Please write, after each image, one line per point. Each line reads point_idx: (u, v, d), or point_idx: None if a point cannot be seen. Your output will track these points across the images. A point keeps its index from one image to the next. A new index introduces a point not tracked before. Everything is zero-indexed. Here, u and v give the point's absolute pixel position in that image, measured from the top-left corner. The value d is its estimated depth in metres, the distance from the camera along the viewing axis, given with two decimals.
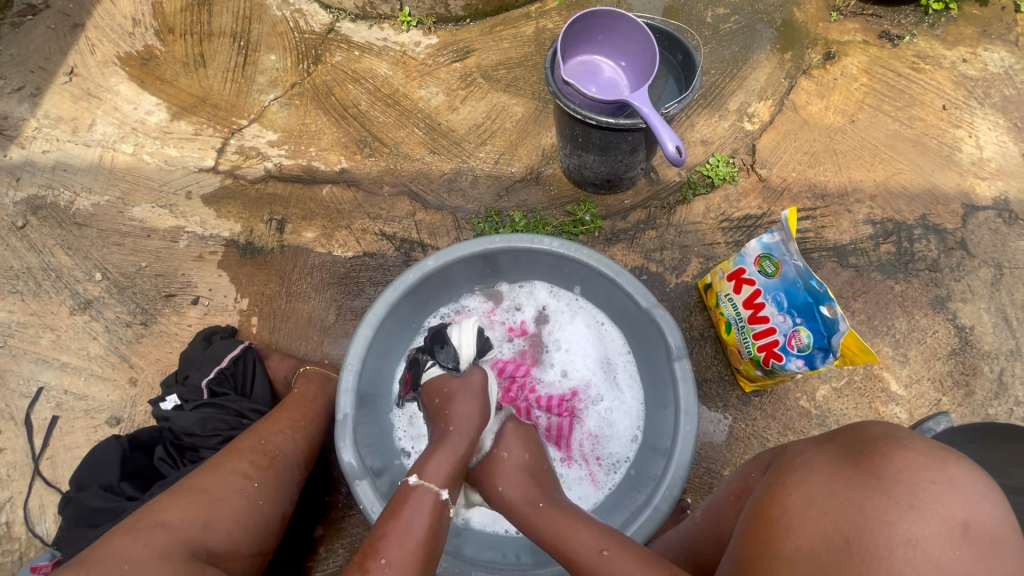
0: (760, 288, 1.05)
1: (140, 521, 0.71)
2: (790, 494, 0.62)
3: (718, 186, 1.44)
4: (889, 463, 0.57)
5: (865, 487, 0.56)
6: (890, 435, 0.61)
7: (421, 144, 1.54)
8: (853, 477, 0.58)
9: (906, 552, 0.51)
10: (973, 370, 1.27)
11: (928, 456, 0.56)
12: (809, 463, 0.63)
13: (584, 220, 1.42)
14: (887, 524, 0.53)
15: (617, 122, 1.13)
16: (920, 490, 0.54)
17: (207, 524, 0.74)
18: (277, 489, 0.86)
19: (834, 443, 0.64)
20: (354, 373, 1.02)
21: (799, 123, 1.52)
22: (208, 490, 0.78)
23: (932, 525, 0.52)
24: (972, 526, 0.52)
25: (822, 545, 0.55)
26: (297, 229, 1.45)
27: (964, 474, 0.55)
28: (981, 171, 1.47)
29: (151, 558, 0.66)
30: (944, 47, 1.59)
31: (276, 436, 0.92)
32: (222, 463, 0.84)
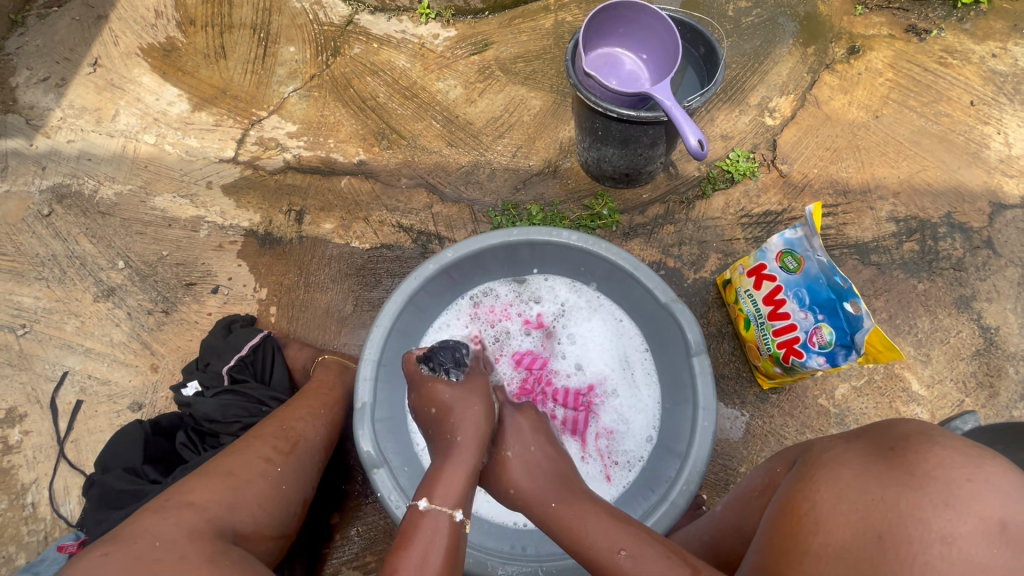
0: (781, 284, 1.04)
1: (170, 500, 0.72)
2: (818, 489, 0.61)
3: (738, 182, 1.42)
4: (923, 460, 0.56)
5: (898, 483, 0.55)
6: (922, 431, 0.60)
7: (438, 137, 1.54)
8: (884, 474, 0.57)
9: (942, 549, 0.50)
10: (997, 372, 1.24)
11: (962, 454, 0.55)
12: (838, 460, 0.62)
13: (602, 214, 1.41)
14: (923, 520, 0.52)
15: (639, 115, 1.12)
16: (956, 486, 0.53)
17: (232, 506, 0.75)
18: (299, 474, 0.87)
19: (864, 439, 0.64)
20: (374, 361, 1.03)
21: (822, 118, 1.50)
22: (233, 473, 0.79)
23: (968, 523, 0.51)
24: (1010, 526, 0.50)
25: (854, 539, 0.55)
26: (315, 221, 1.46)
27: (1000, 473, 0.53)
28: (1009, 169, 1.43)
29: (181, 538, 0.66)
30: (973, 42, 1.56)
31: (297, 422, 0.93)
32: (246, 446, 0.85)
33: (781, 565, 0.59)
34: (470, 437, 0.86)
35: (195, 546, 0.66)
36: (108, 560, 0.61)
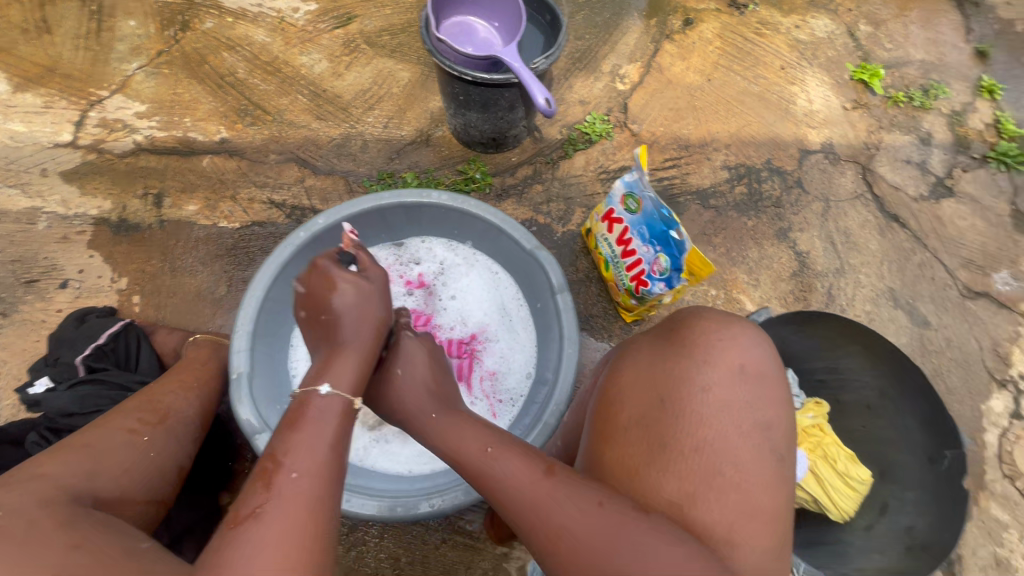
0: (627, 224, 1.18)
1: (12, 475, 0.67)
2: (622, 375, 0.72)
3: (596, 142, 1.56)
4: (691, 332, 0.70)
5: (673, 354, 0.69)
6: (693, 313, 0.74)
7: (305, 111, 1.52)
8: (664, 350, 0.70)
9: (703, 395, 0.64)
10: (809, 288, 1.49)
11: (717, 321, 0.71)
12: (636, 349, 0.75)
13: (475, 178, 1.48)
14: (689, 378, 0.66)
15: (491, 78, 1.20)
16: (711, 348, 0.67)
17: (91, 474, 0.72)
18: (170, 442, 0.85)
19: (655, 329, 0.76)
20: (248, 333, 1.04)
21: (665, 83, 1.68)
22: (92, 445, 0.77)
23: (717, 372, 0.66)
24: (746, 367, 0.67)
25: (645, 406, 0.67)
26: (176, 203, 1.38)
27: (743, 330, 0.70)
28: (812, 121, 1.71)
29: (28, 505, 0.63)
30: (780, 15, 1.82)
31: (166, 396, 0.91)
32: (107, 421, 0.82)
33: (598, 446, 0.69)
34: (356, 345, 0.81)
35: (44, 510, 0.62)
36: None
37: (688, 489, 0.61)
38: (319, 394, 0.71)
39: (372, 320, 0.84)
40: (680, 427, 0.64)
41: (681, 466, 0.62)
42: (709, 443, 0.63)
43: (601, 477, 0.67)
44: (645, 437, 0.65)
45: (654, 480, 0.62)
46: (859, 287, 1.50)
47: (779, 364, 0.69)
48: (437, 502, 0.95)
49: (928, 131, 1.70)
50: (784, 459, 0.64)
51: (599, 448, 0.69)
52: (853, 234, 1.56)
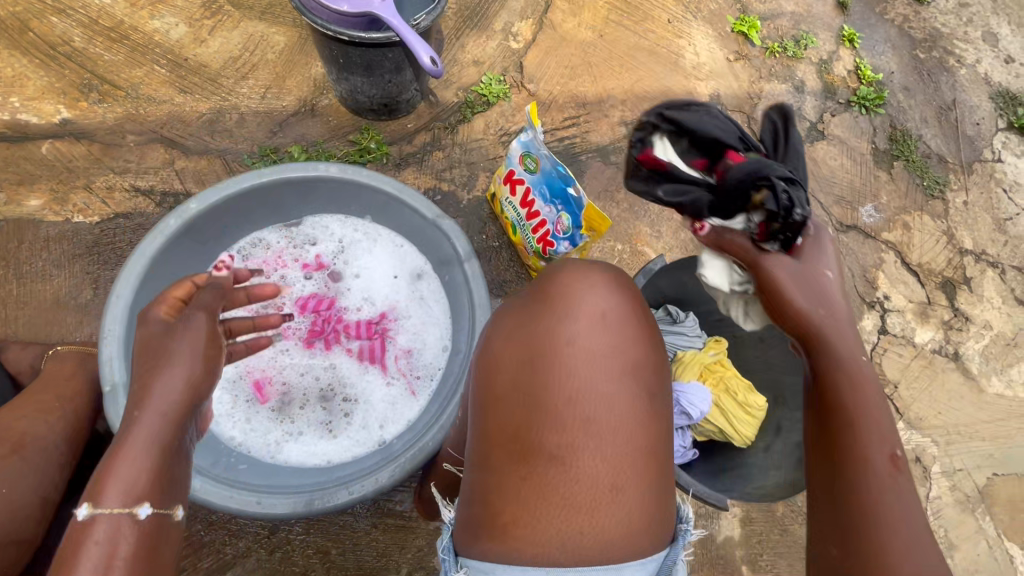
0: (529, 185, 1.17)
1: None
2: (493, 339, 0.68)
3: (494, 104, 1.52)
4: (555, 286, 0.67)
5: (538, 313, 0.66)
6: (554, 268, 0.72)
7: (165, 83, 1.35)
8: (531, 308, 0.67)
9: (569, 348, 0.62)
10: None
11: (576, 273, 0.69)
12: (504, 311, 0.71)
13: (370, 148, 1.40)
14: (554, 333, 0.63)
15: (369, 37, 1.11)
16: (570, 300, 0.65)
17: None
18: (27, 473, 0.77)
19: (524, 288, 0.73)
20: (118, 338, 0.92)
21: (558, 40, 1.67)
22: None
23: (581, 323, 0.64)
24: (609, 314, 0.65)
25: (518, 367, 0.63)
26: (14, 198, 1.19)
27: (601, 277, 0.69)
28: (700, 74, 1.77)
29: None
30: None
31: (19, 420, 0.81)
32: None
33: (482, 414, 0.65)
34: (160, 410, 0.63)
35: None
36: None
37: (568, 440, 0.59)
38: (86, 514, 0.56)
39: (185, 377, 0.66)
40: (554, 381, 0.61)
41: (560, 421, 0.60)
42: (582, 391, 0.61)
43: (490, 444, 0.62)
44: (522, 399, 0.62)
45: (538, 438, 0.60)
46: None
47: (641, 308, 0.69)
48: (353, 489, 0.91)
49: (801, 79, 1.82)
50: (656, 396, 0.64)
51: (484, 415, 0.64)
52: None
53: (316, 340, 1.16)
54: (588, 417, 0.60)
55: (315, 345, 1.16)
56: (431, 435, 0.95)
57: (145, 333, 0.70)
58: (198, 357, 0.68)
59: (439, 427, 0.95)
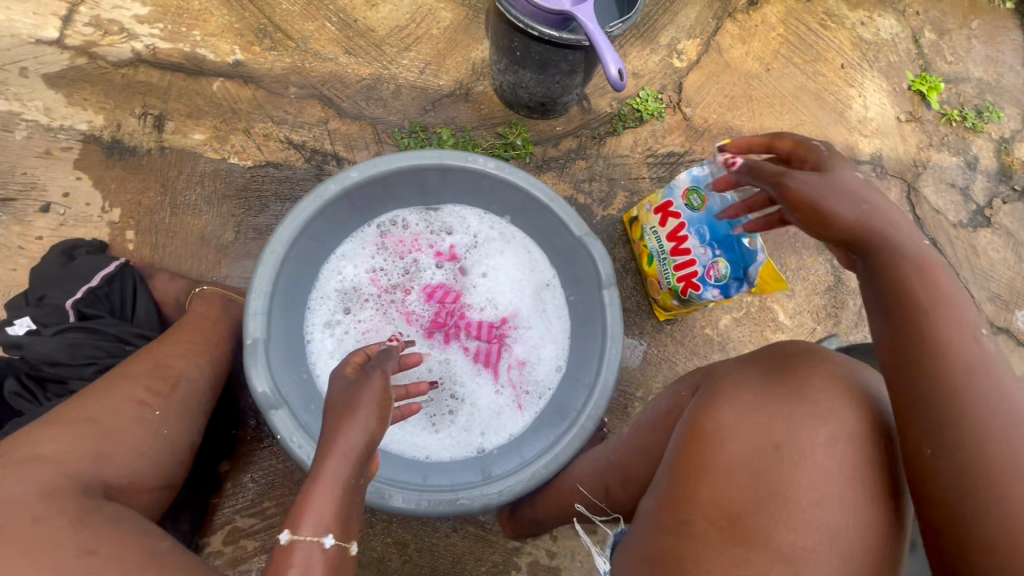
0: (684, 221, 1.10)
1: (10, 456, 0.61)
2: (723, 409, 0.66)
3: (646, 122, 1.45)
4: (809, 377, 0.66)
5: (791, 399, 0.64)
6: (805, 352, 0.70)
7: (333, 42, 1.34)
8: (780, 392, 0.65)
9: (825, 451, 0.60)
10: (841, 304, 1.45)
11: (834, 372, 0.67)
12: (738, 380, 0.69)
13: (515, 144, 1.36)
14: (811, 430, 0.62)
15: (561, 37, 1.06)
16: (830, 400, 0.64)
17: (100, 456, 0.66)
18: (182, 417, 0.77)
19: (759, 363, 0.71)
20: (265, 294, 0.93)
21: (722, 66, 1.57)
22: (96, 420, 0.69)
23: (839, 428, 0.62)
24: (866, 428, 0.63)
25: (760, 452, 0.62)
26: (180, 129, 1.22)
27: (859, 383, 0.67)
28: (864, 130, 1.63)
29: (34, 501, 0.57)
30: (847, 8, 1.70)
31: (175, 358, 0.81)
32: (113, 387, 0.73)
33: (694, 479, 0.63)
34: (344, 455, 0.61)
35: (55, 508, 0.57)
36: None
37: (806, 542, 0.57)
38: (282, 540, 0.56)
39: (375, 410, 0.65)
40: (800, 476, 0.59)
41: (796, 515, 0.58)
42: (826, 498, 0.59)
43: (699, 510, 0.61)
44: (754, 482, 0.60)
45: (766, 529, 0.58)
46: None
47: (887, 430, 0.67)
48: (460, 500, 0.90)
49: (976, 155, 1.65)
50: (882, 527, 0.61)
51: (697, 483, 0.63)
52: None
53: (435, 331, 1.13)
54: (828, 527, 0.58)
55: (434, 336, 1.14)
56: (546, 464, 0.93)
57: (335, 389, 0.69)
58: (379, 405, 0.65)
59: (555, 458, 0.93)
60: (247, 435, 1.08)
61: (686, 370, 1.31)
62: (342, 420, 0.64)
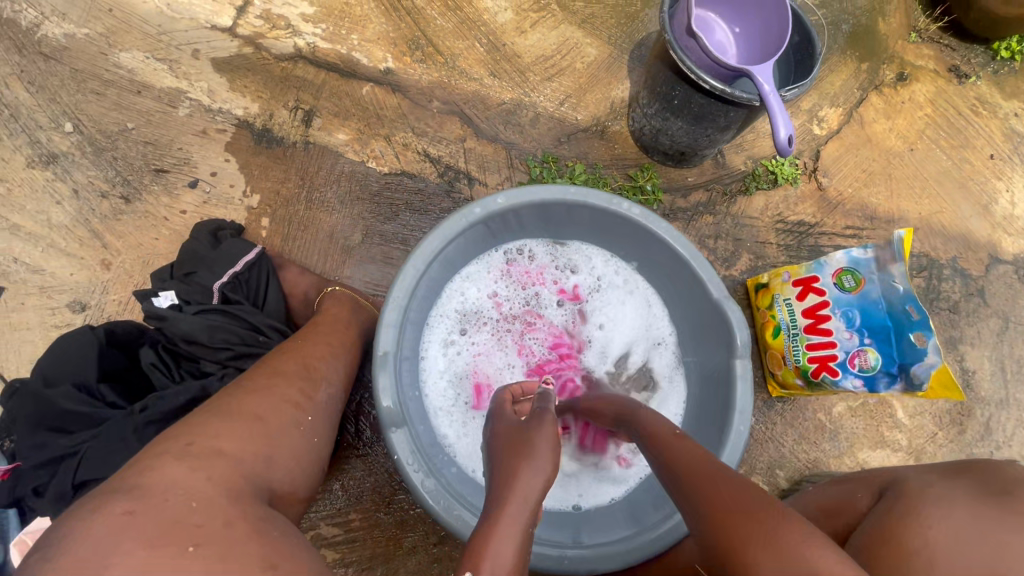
0: (830, 301, 1.03)
1: (193, 445, 0.61)
2: (930, 524, 0.62)
3: (780, 185, 1.39)
4: None
5: (1021, 529, 0.58)
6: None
7: (480, 63, 1.33)
8: (1006, 519, 0.60)
9: None
10: (967, 412, 1.34)
11: None
12: (946, 496, 0.65)
13: (644, 189, 1.33)
14: None
15: (733, 94, 1.02)
16: None
17: (269, 459, 0.67)
18: (325, 424, 0.79)
19: (967, 482, 0.67)
20: (400, 307, 0.91)
21: (863, 139, 1.50)
22: (262, 419, 0.70)
23: None
24: None
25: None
26: (326, 127, 1.25)
27: None
28: (1009, 227, 1.51)
29: (220, 498, 0.56)
30: (1003, 97, 1.60)
31: (320, 361, 0.84)
32: (272, 385, 0.75)
33: None
34: (522, 500, 0.61)
35: (238, 510, 0.56)
36: (135, 523, 0.50)
37: None
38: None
39: (548, 455, 0.67)
40: None
41: None
42: None
43: None
44: None
45: None
46: (1020, 426, 1.35)
47: None
48: (565, 560, 0.86)
49: None
50: None
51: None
52: None
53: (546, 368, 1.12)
54: None
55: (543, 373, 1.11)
56: (661, 536, 0.87)
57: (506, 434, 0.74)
58: (552, 448, 0.69)
59: (672, 532, 0.86)
60: (345, 442, 1.06)
61: (792, 453, 1.23)
62: (520, 462, 0.66)
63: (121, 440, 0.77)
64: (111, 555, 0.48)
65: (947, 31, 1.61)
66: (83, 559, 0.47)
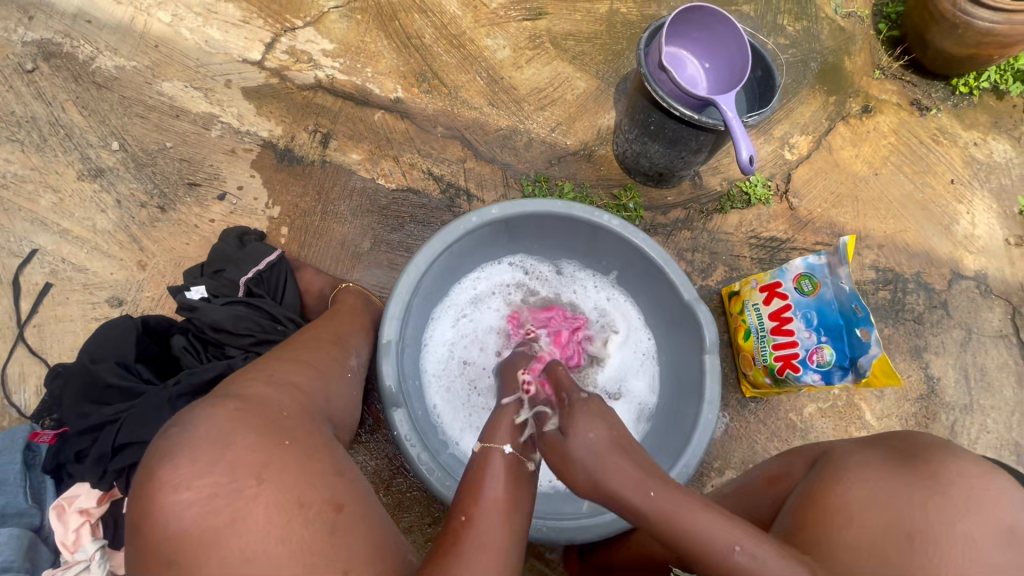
0: (790, 303, 1.14)
1: (274, 373, 0.74)
2: (849, 489, 0.72)
3: (753, 205, 1.52)
4: (947, 468, 0.69)
5: (925, 488, 0.68)
6: (940, 446, 0.74)
7: (480, 93, 1.49)
8: (910, 480, 0.69)
9: (964, 546, 0.63)
10: (932, 416, 1.43)
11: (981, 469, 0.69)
12: (865, 464, 0.75)
13: (627, 207, 1.46)
14: (948, 524, 0.65)
15: (700, 120, 1.16)
16: (975, 496, 0.66)
17: (329, 394, 0.79)
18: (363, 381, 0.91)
19: (887, 449, 0.76)
20: (403, 302, 1.02)
21: (831, 164, 1.64)
22: (317, 364, 0.82)
23: (983, 527, 0.64)
24: (1017, 530, 0.64)
25: (888, 536, 0.67)
26: (341, 148, 1.39)
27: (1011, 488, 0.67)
28: (970, 246, 1.62)
29: (300, 413, 0.69)
30: (961, 128, 1.74)
31: (351, 333, 0.96)
32: (319, 344, 0.88)
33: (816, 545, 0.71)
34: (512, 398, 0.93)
35: (314, 425, 0.69)
36: (244, 417, 0.63)
37: None
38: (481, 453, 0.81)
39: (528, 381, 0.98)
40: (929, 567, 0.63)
41: None
42: None
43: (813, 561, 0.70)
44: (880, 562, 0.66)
45: None
46: (983, 430, 1.44)
47: None
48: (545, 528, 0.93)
49: None
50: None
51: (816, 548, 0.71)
52: (990, 374, 1.49)
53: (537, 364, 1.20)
54: None
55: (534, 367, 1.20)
56: None
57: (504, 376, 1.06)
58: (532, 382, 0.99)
59: None
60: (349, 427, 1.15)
61: (766, 450, 1.32)
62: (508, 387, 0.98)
63: (157, 408, 0.88)
64: (230, 436, 0.60)
65: (908, 69, 1.76)
66: (209, 438, 0.59)
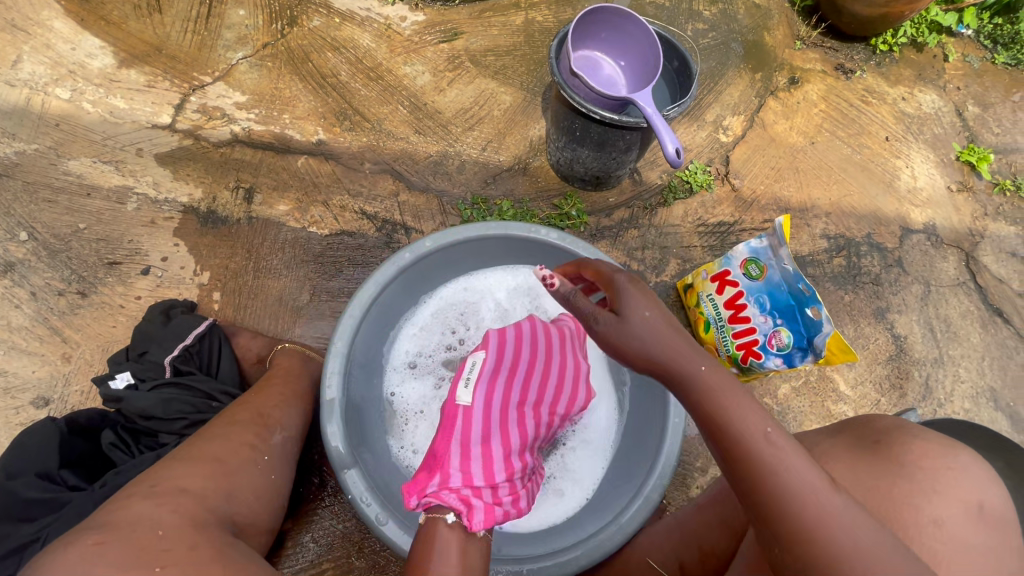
0: (743, 290, 1.12)
1: (158, 486, 0.69)
2: None
3: (696, 193, 1.50)
4: (908, 451, 0.67)
5: (889, 473, 0.65)
6: (899, 425, 0.72)
7: (405, 123, 1.45)
8: (876, 466, 0.67)
9: (933, 530, 0.61)
10: (905, 375, 1.42)
11: (943, 445, 0.67)
12: (831, 453, 0.72)
13: (570, 215, 1.43)
14: (916, 509, 0.62)
15: (621, 120, 1.14)
16: (939, 474, 0.64)
17: (229, 495, 0.75)
18: (282, 462, 0.88)
19: (846, 433, 0.75)
20: (341, 356, 0.97)
21: (767, 139, 1.64)
22: (222, 460, 0.78)
23: (953, 507, 0.62)
24: (985, 506, 0.62)
25: None
26: (267, 201, 1.34)
27: (972, 461, 0.66)
28: (915, 200, 1.63)
29: (186, 526, 0.65)
30: (888, 85, 1.75)
31: (273, 409, 0.92)
32: (228, 433, 0.84)
33: None
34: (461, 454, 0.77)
35: (202, 537, 0.64)
36: (105, 550, 0.58)
37: None
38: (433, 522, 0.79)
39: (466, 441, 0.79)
40: None
41: None
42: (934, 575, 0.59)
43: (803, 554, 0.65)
44: None
45: None
46: (957, 381, 1.44)
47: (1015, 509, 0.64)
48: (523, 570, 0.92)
49: None
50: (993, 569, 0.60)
51: None
52: (954, 323, 1.49)
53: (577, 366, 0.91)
54: None
55: None
56: (611, 535, 0.92)
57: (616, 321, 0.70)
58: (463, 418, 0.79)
59: (621, 528, 0.93)
60: (310, 494, 1.10)
61: None
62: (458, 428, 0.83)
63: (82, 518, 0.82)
64: None
65: (828, 35, 1.78)
66: None
